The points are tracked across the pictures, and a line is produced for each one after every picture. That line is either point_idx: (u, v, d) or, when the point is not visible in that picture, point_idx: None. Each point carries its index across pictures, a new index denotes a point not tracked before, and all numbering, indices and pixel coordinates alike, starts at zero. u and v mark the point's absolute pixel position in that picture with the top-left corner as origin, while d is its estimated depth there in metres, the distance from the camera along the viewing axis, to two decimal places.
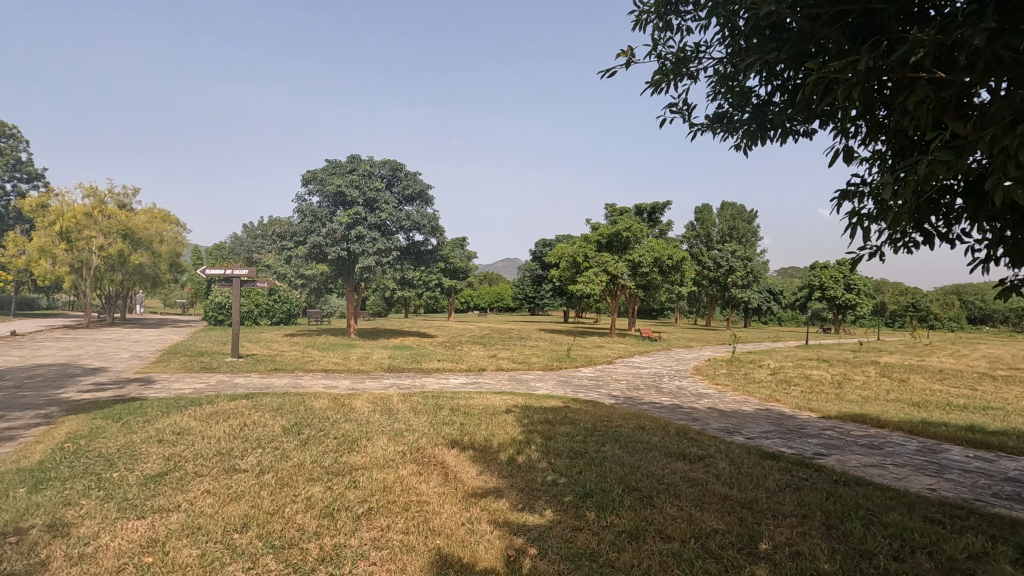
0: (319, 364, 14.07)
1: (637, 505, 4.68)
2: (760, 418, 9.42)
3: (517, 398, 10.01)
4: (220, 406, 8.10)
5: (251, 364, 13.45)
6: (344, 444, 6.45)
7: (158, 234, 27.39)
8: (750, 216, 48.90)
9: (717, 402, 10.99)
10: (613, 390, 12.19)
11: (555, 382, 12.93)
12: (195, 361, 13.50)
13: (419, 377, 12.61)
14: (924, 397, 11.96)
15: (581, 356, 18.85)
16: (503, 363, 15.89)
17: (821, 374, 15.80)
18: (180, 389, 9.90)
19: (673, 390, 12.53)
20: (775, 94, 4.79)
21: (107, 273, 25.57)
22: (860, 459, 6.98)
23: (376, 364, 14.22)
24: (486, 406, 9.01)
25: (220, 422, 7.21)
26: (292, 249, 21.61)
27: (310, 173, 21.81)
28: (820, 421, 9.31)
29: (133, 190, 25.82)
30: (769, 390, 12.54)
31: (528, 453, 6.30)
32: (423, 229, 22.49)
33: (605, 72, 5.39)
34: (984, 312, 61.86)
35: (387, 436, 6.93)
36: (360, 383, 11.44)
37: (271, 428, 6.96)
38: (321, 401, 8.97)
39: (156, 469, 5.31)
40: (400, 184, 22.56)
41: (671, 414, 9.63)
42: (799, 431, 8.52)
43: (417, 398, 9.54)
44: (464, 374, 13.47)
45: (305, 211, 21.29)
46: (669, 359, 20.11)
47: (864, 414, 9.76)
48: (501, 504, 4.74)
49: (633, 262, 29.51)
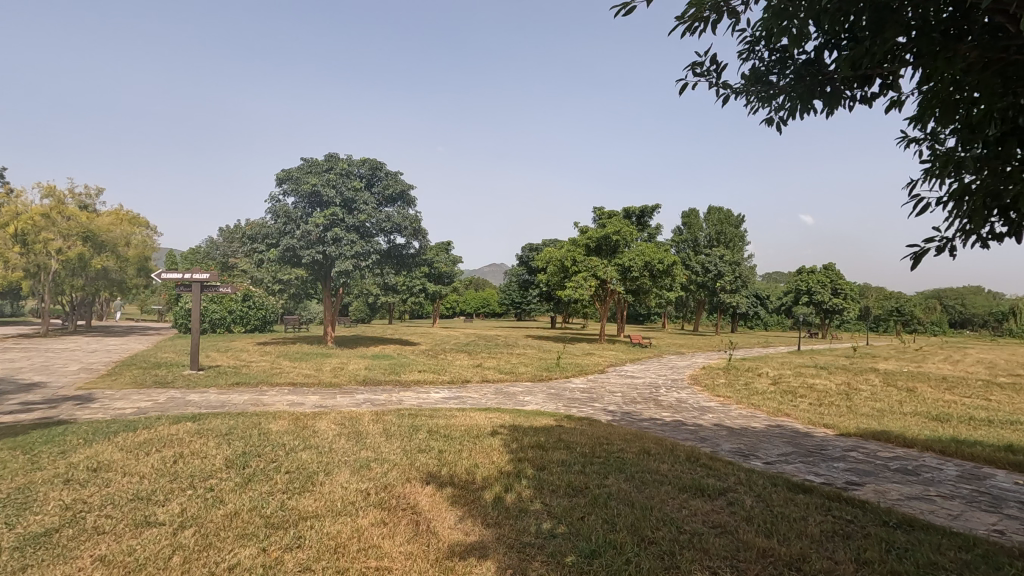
0: (288, 376, 12.91)
1: (659, 570, 3.68)
2: (773, 438, 8.45)
3: (504, 416, 8.95)
4: (158, 432, 6.94)
5: (210, 377, 12.21)
6: (296, 481, 5.34)
7: (124, 236, 25.93)
8: (737, 221, 47.69)
9: (723, 418, 10.05)
10: (608, 404, 11.19)
11: (546, 395, 11.86)
12: (149, 375, 12.21)
13: (396, 391, 11.46)
14: (939, 409, 11.12)
15: (572, 365, 17.86)
16: (489, 373, 14.80)
17: (825, 384, 14.93)
18: (119, 409, 8.66)
19: (673, 403, 11.52)
20: (829, 50, 3.91)
21: (67, 278, 24.13)
22: (901, 490, 6.04)
23: (350, 377, 13.05)
24: (469, 427, 7.91)
25: (151, 452, 6.05)
26: (265, 252, 20.42)
27: (285, 172, 20.58)
28: (840, 440, 8.37)
29: (95, 190, 24.40)
30: (776, 403, 11.61)
31: (518, 490, 5.26)
32: (405, 232, 21.37)
33: (619, 10, 4.33)
34: (963, 316, 62.53)
35: (350, 469, 5.82)
36: (329, 399, 10.31)
37: (209, 463, 5.79)
38: (280, 423, 7.80)
39: (44, 524, 4.15)
40: (380, 184, 21.42)
41: (675, 432, 8.62)
42: (821, 453, 7.58)
43: (391, 418, 8.43)
44: (446, 388, 12.36)
45: (279, 211, 20.05)
46: (663, 367, 19.15)
47: (885, 431, 8.87)
48: (484, 569, 3.70)
49: (622, 266, 28.64)
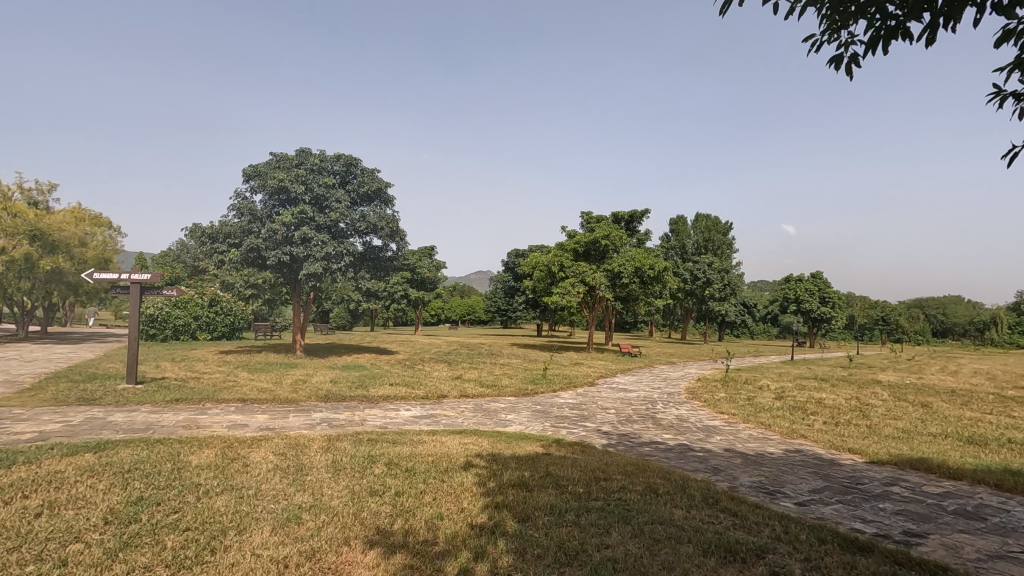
0: (239, 391, 11.39)
1: None
2: (797, 469, 7.18)
3: (482, 441, 7.58)
4: (36, 468, 5.44)
5: (147, 392, 10.63)
6: (190, 548, 3.92)
7: (79, 236, 24.19)
8: (725, 227, 46.95)
9: (733, 441, 8.80)
10: (602, 423, 9.88)
11: (531, 414, 10.49)
12: (75, 389, 10.62)
13: (360, 410, 10.00)
14: (969, 430, 9.96)
15: (559, 377, 16.53)
16: (469, 387, 13.42)
17: (833, 399, 13.74)
18: (15, 435, 7.15)
19: (674, 423, 10.20)
20: None
21: (14, 281, 22.31)
22: (977, 545, 4.79)
23: (312, 392, 11.53)
24: (438, 458, 6.53)
25: (9, 503, 4.59)
26: (226, 253, 18.83)
27: (252, 168, 19.06)
28: (875, 471, 7.13)
29: (47, 187, 22.78)
30: (786, 422, 10.37)
31: (492, 559, 3.90)
32: (381, 232, 19.88)
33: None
34: (945, 325, 62.56)
35: (272, 525, 4.42)
36: (280, 420, 8.88)
37: (83, 517, 4.36)
38: (203, 454, 6.32)
39: None
40: (355, 181, 19.92)
41: (682, 462, 7.31)
42: (859, 489, 6.34)
43: (346, 446, 7.03)
44: (419, 405, 10.91)
45: (244, 209, 18.47)
46: (656, 379, 17.90)
47: (923, 459, 7.65)
48: None
49: (612, 272, 27.38)
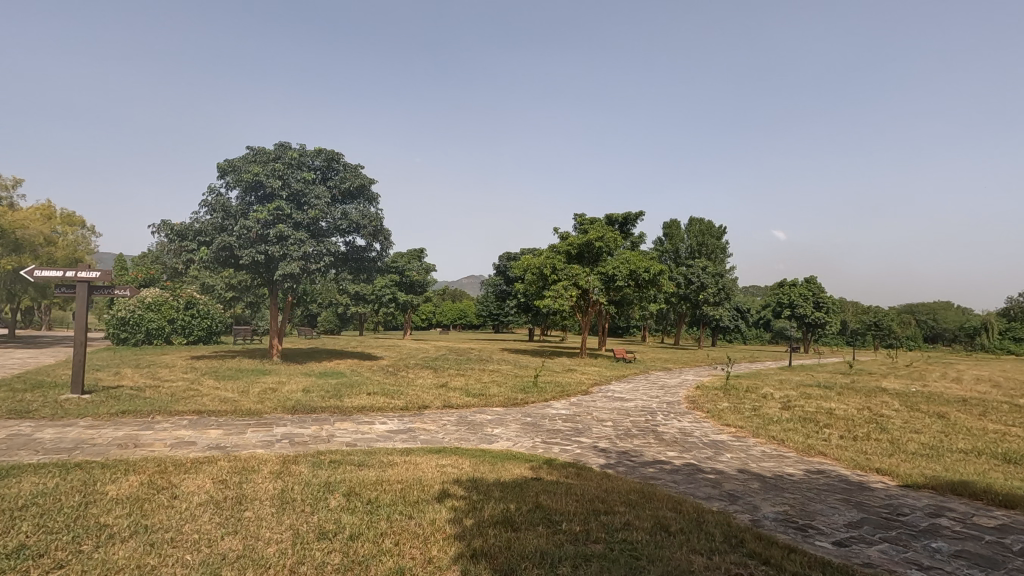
0: (198, 402, 10.26)
1: None
2: (825, 496, 6.22)
3: (463, 463, 6.57)
4: None
5: (92, 404, 9.51)
6: None
7: (45, 236, 23.01)
8: (719, 232, 46.28)
9: (745, 459, 7.84)
10: (598, 438, 8.88)
11: (520, 427, 9.48)
12: (11, 401, 9.47)
13: (329, 424, 8.94)
14: (999, 446, 9.07)
15: (552, 385, 15.50)
16: (454, 396, 12.39)
17: (843, 408, 12.86)
18: None
19: (677, 437, 9.24)
20: None
21: None
22: None
23: (279, 403, 10.45)
24: (409, 487, 5.50)
25: None
26: (196, 252, 17.69)
27: (226, 162, 17.97)
28: (913, 498, 6.20)
29: (12, 183, 21.61)
30: (800, 436, 9.43)
31: None
32: (363, 231, 18.81)
33: None
34: (935, 330, 62.33)
35: None
36: (234, 436, 7.80)
37: None
38: (125, 484, 5.25)
39: None
40: (337, 177, 18.93)
41: (692, 488, 6.34)
42: (904, 523, 5.38)
43: (301, 470, 5.99)
44: (396, 417, 9.86)
45: (216, 205, 17.37)
46: (652, 388, 16.97)
47: (964, 482, 6.72)
48: None
49: (606, 275, 26.38)
